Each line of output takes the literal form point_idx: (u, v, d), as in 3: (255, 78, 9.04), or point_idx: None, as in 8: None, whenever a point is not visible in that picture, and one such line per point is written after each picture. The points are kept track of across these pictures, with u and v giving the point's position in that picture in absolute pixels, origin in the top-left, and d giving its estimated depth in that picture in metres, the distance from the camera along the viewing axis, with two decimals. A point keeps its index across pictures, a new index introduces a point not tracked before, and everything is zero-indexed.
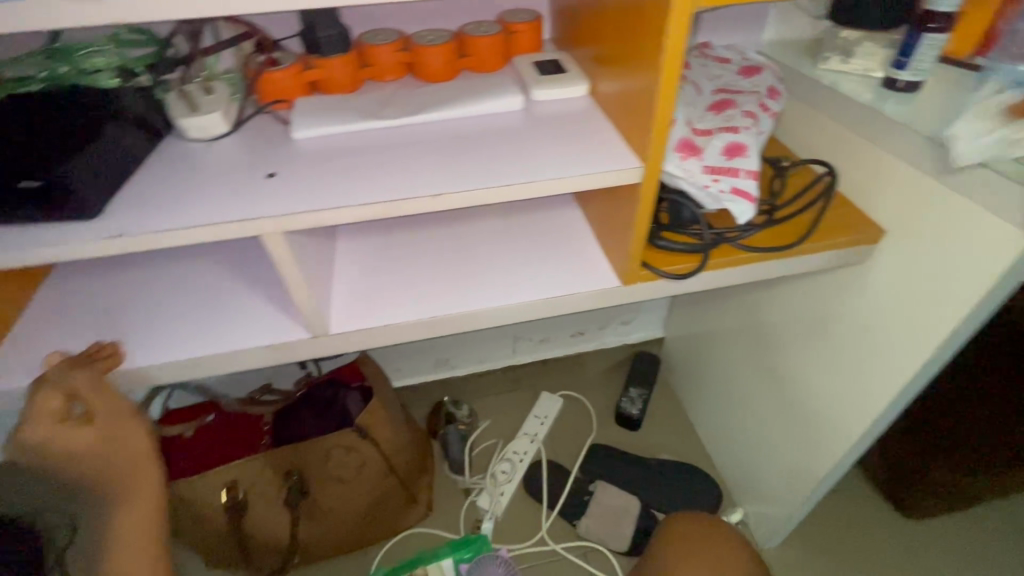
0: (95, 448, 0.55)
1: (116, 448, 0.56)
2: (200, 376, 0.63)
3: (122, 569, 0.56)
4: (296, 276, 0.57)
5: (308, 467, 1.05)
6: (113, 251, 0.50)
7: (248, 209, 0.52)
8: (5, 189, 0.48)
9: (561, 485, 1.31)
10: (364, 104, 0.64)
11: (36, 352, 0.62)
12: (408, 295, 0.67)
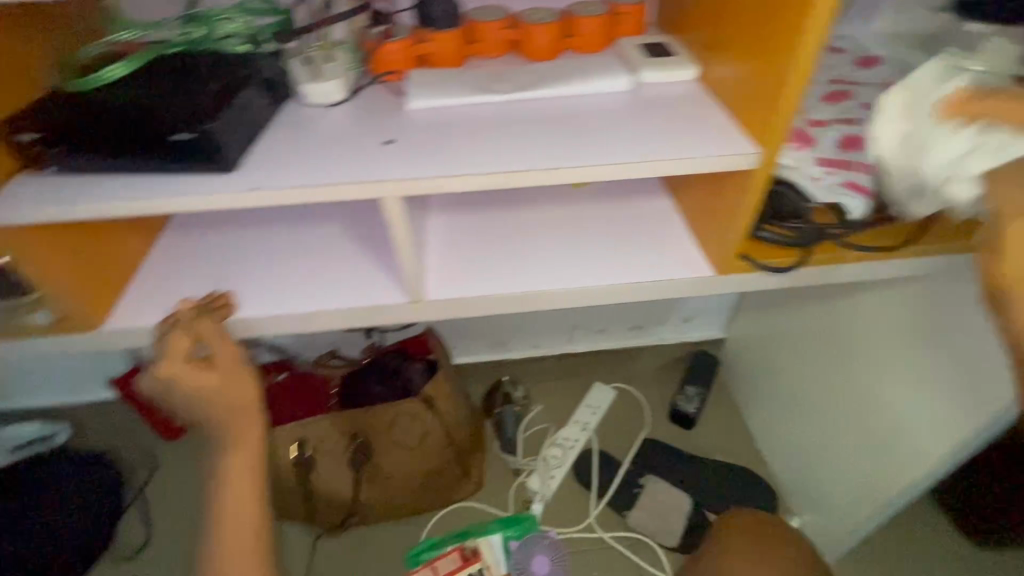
0: (214, 391, 0.59)
1: (230, 390, 0.61)
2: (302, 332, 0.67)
3: (234, 496, 0.63)
4: (405, 241, 0.59)
5: (374, 431, 1.10)
6: (247, 204, 0.53)
7: (372, 172, 0.54)
8: (158, 139, 0.52)
9: (611, 475, 1.31)
10: (473, 78, 0.65)
11: (160, 296, 0.68)
12: (500, 270, 0.68)
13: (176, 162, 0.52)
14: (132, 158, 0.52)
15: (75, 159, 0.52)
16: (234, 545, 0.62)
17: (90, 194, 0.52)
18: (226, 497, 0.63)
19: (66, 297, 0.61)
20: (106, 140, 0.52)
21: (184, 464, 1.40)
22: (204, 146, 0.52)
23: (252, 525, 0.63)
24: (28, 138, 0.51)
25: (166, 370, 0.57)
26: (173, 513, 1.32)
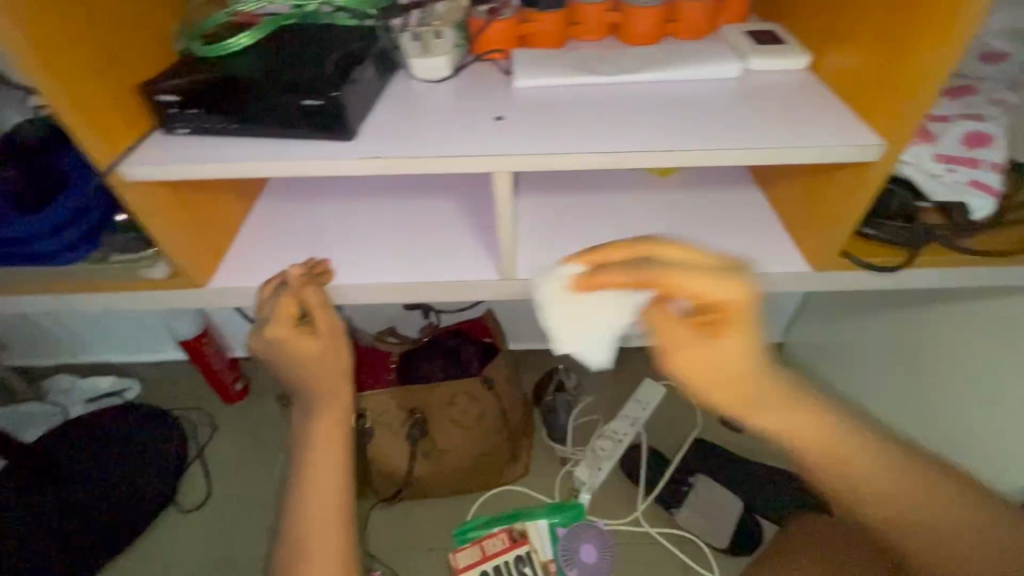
0: (317, 356, 0.62)
1: (328, 356, 0.63)
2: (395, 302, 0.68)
3: (319, 461, 0.64)
4: (505, 210, 0.58)
5: (433, 409, 1.12)
6: (366, 171, 0.54)
7: (488, 147, 0.54)
8: (288, 102, 0.53)
9: (660, 472, 1.30)
10: (577, 60, 0.65)
11: (260, 259, 0.70)
12: (588, 253, 0.68)
13: (299, 127, 0.54)
14: (259, 122, 0.54)
15: (206, 122, 0.54)
16: (320, 502, 0.62)
17: (217, 154, 0.53)
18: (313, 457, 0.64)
19: (179, 255, 0.63)
20: (236, 104, 0.53)
21: (241, 427, 1.46)
22: (326, 114, 0.53)
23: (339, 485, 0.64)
24: (168, 99, 0.54)
25: (274, 332, 0.60)
26: (231, 473, 1.38)
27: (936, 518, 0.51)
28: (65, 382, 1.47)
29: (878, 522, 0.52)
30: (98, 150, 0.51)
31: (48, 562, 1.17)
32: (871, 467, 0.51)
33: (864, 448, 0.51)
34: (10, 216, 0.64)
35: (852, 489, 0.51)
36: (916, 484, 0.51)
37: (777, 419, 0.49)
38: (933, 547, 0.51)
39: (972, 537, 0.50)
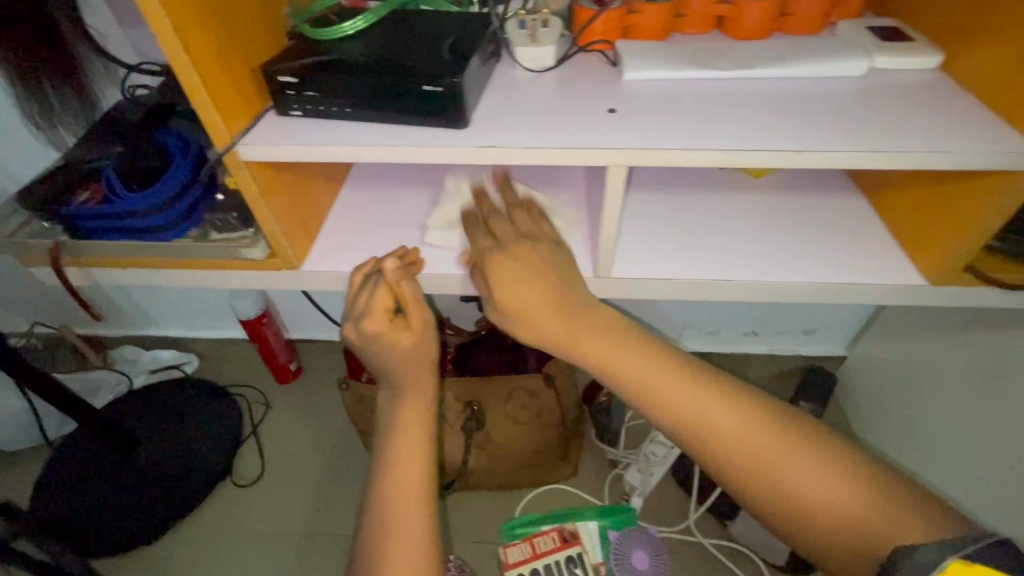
0: (410, 350, 0.62)
1: (419, 347, 0.63)
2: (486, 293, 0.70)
3: (403, 452, 0.63)
4: (612, 211, 0.59)
5: (490, 403, 1.11)
6: (478, 160, 0.54)
7: (605, 140, 0.54)
8: (402, 86, 0.52)
9: (713, 482, 1.24)
10: (686, 53, 0.63)
11: (352, 247, 0.71)
12: (683, 255, 0.67)
13: (415, 113, 0.53)
14: (372, 108, 0.54)
15: (321, 104, 0.54)
16: (403, 493, 0.61)
17: (334, 136, 0.54)
18: (398, 444, 0.63)
19: (280, 237, 0.63)
20: (351, 87, 0.53)
21: (293, 406, 1.48)
22: (442, 101, 0.52)
23: (421, 476, 0.63)
24: (287, 80, 0.53)
25: (371, 326, 0.61)
26: (283, 450, 1.40)
27: (801, 476, 0.48)
28: (130, 353, 1.52)
29: (738, 480, 0.51)
30: (217, 130, 0.52)
31: (117, 525, 1.23)
32: (721, 416, 0.51)
33: (711, 395, 0.52)
34: (119, 191, 0.66)
35: (707, 443, 0.51)
36: (773, 438, 0.50)
37: (606, 353, 0.54)
38: (800, 508, 0.48)
39: (837, 495, 0.48)
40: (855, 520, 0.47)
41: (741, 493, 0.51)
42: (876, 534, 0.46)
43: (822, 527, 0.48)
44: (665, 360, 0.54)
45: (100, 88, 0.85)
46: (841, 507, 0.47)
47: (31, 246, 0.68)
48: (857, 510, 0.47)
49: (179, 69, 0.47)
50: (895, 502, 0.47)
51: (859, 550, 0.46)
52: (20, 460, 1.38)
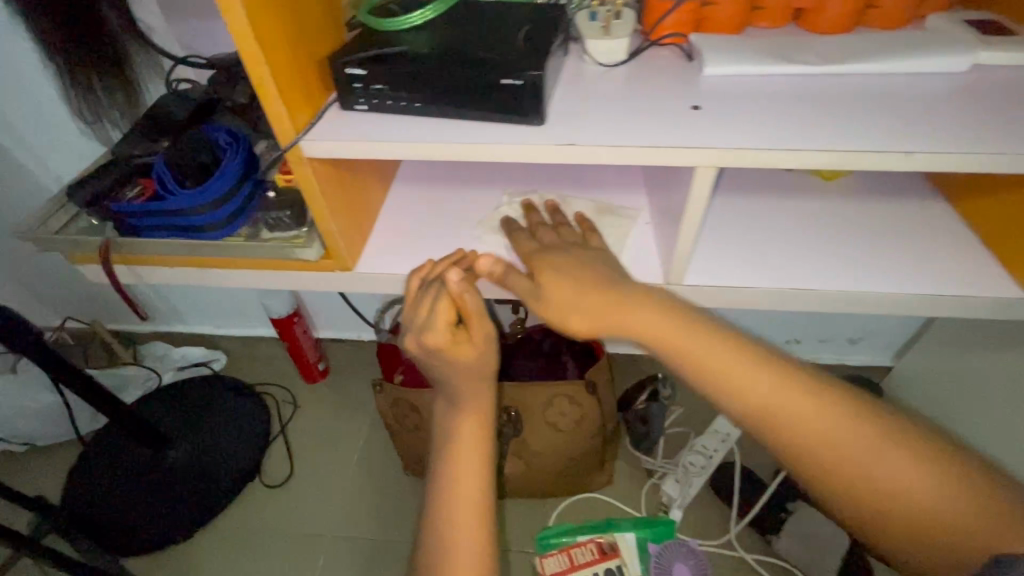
0: (471, 363, 0.61)
1: (479, 358, 0.61)
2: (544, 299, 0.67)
3: (460, 462, 0.61)
4: (694, 218, 0.55)
5: (529, 410, 1.08)
6: (556, 158, 0.50)
7: (693, 139, 0.50)
8: (476, 79, 0.49)
9: (755, 495, 1.20)
10: (768, 47, 0.59)
11: (407, 248, 0.69)
12: (755, 262, 0.64)
13: (489, 108, 0.50)
14: (443, 102, 0.51)
15: (388, 98, 0.51)
16: (464, 502, 0.60)
17: (401, 132, 0.51)
18: (456, 454, 0.62)
19: (336, 237, 0.61)
20: (423, 80, 0.50)
21: (321, 406, 1.45)
22: (522, 96, 0.49)
23: (477, 488, 0.61)
24: (354, 73, 0.51)
25: (432, 339, 0.59)
26: (312, 450, 1.38)
27: (883, 472, 0.46)
28: (159, 350, 1.51)
29: (816, 478, 0.48)
30: (282, 126, 0.50)
31: (149, 522, 1.23)
32: (798, 409, 0.48)
33: (785, 387, 0.49)
34: (171, 187, 0.63)
35: (782, 435, 0.49)
36: (855, 432, 0.47)
37: (671, 344, 0.52)
38: (883, 503, 0.46)
39: (925, 493, 0.45)
40: (944, 519, 0.44)
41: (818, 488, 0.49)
42: (962, 533, 0.44)
43: (904, 523, 0.46)
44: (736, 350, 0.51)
45: (146, 80, 0.83)
46: (928, 505, 0.45)
47: (81, 242, 0.66)
48: (946, 509, 0.45)
49: (252, 66, 0.45)
50: (987, 501, 0.44)
51: (942, 547, 0.45)
52: (52, 455, 1.37)
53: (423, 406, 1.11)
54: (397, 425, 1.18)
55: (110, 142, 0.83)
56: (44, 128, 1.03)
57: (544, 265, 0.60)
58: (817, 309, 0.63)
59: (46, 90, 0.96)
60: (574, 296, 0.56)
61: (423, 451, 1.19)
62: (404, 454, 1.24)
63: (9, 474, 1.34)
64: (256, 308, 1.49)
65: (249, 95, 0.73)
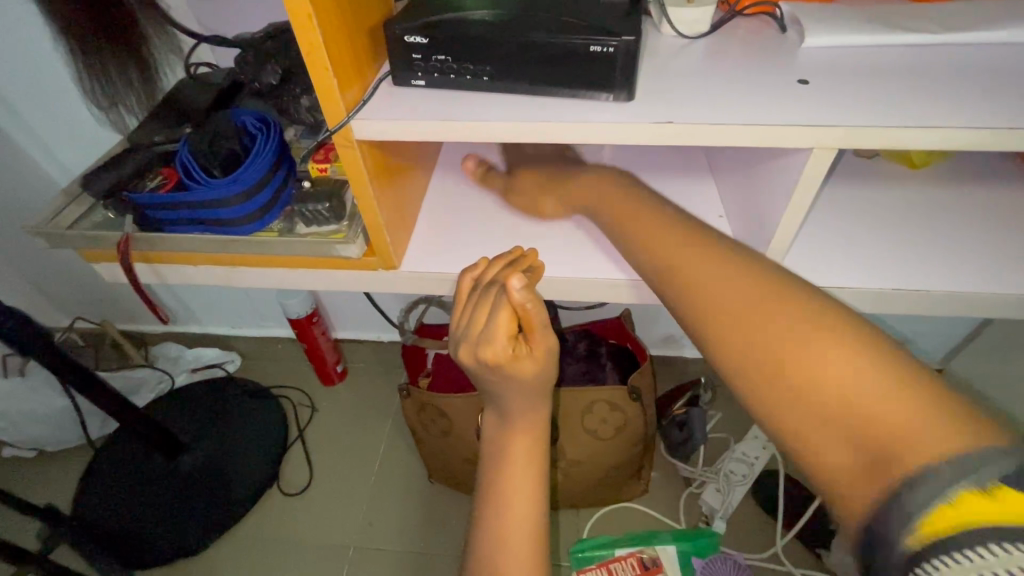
0: (532, 381, 0.53)
1: (539, 376, 0.54)
2: (607, 300, 0.62)
3: (516, 486, 0.55)
4: (799, 211, 0.48)
5: (567, 417, 1.01)
6: (650, 138, 0.44)
7: (809, 115, 0.43)
8: (557, 45, 0.42)
9: (801, 506, 1.14)
10: (869, 16, 0.52)
11: (455, 247, 0.63)
12: (847, 259, 0.57)
13: (571, 81, 0.44)
14: (519, 75, 0.44)
15: (451, 71, 0.45)
16: (518, 526, 0.53)
17: (469, 110, 0.45)
18: (515, 478, 0.55)
19: (384, 234, 0.55)
20: (494, 47, 0.43)
21: (339, 410, 1.39)
22: (610, 66, 0.42)
23: (534, 511, 0.55)
24: (415, 41, 0.44)
25: (494, 352, 0.51)
26: (331, 456, 1.32)
27: (799, 343, 0.35)
28: (172, 351, 1.45)
29: (721, 351, 0.39)
30: (329, 104, 0.43)
31: (162, 533, 1.17)
32: (723, 277, 0.41)
33: (719, 259, 0.42)
34: (197, 175, 0.57)
35: (699, 302, 0.41)
36: (776, 300, 0.38)
37: (635, 221, 0.49)
38: (807, 404, 0.34)
39: (843, 372, 0.33)
40: (864, 408, 0.32)
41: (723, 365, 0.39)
42: (884, 430, 0.31)
43: (809, 410, 0.34)
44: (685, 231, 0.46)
45: (164, 63, 0.76)
46: (846, 389, 0.33)
47: (97, 237, 0.60)
48: (866, 395, 0.32)
49: (305, 39, 0.39)
50: (933, 398, 0.31)
51: (854, 448, 0.32)
52: (62, 460, 1.32)
53: (455, 412, 1.05)
54: (424, 432, 1.12)
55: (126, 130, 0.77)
56: (54, 118, 0.97)
57: (524, 164, 0.64)
58: (922, 311, 0.56)
59: (59, 77, 0.90)
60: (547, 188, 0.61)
61: (451, 460, 1.13)
62: (431, 463, 1.18)
63: (18, 480, 1.28)
64: (272, 307, 1.43)
65: (280, 75, 0.65)
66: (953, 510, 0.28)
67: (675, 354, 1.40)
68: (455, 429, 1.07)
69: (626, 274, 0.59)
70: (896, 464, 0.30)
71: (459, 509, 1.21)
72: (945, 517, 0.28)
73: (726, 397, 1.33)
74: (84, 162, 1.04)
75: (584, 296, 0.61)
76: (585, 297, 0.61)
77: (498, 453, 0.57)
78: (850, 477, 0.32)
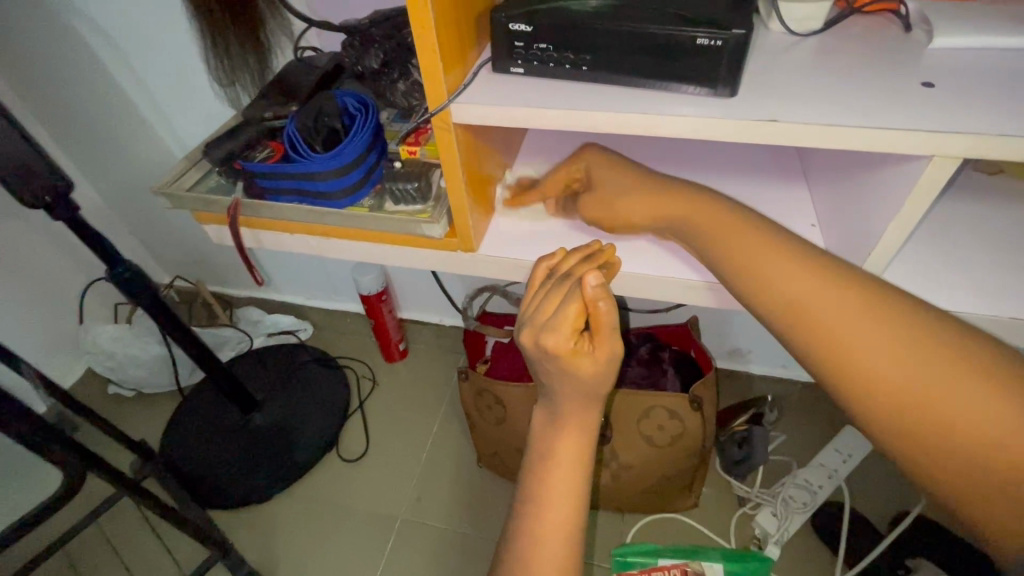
0: (591, 378, 0.51)
1: (601, 376, 0.51)
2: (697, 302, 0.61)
3: (559, 478, 0.54)
4: (909, 218, 0.45)
5: (623, 419, 0.99)
6: (752, 134, 0.43)
7: (932, 118, 0.41)
8: (660, 37, 0.43)
9: (867, 545, 1.06)
10: (1003, 15, 0.48)
11: (533, 237, 0.63)
12: (960, 281, 0.53)
13: (670, 78, 0.45)
14: (616, 67, 0.46)
15: (551, 60, 0.47)
16: (555, 517, 0.53)
17: (561, 98, 0.47)
18: (559, 469, 0.54)
19: (467, 215, 0.57)
20: (596, 37, 0.45)
21: (397, 385, 1.45)
22: (717, 59, 0.43)
23: (569, 506, 0.54)
24: (518, 29, 0.46)
25: (547, 342, 0.49)
26: (389, 429, 1.37)
27: (953, 404, 0.37)
28: (253, 314, 1.57)
29: (865, 401, 0.40)
30: (433, 89, 0.47)
31: (230, 482, 1.26)
32: (881, 336, 0.40)
33: (862, 306, 0.41)
34: (301, 150, 0.61)
35: (847, 361, 0.41)
36: (921, 356, 0.38)
37: None
38: (944, 444, 0.37)
39: (999, 430, 0.35)
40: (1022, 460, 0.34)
41: (869, 417, 0.40)
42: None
43: (961, 462, 0.36)
44: (838, 280, 0.44)
45: (277, 45, 0.82)
46: (961, 430, 0.36)
47: (210, 201, 0.66)
48: (1010, 442, 0.35)
49: (418, 21, 0.42)
50: None
51: (968, 476, 0.36)
52: (155, 402, 1.46)
53: (509, 400, 1.06)
54: (479, 418, 1.14)
55: (240, 107, 0.84)
56: (172, 90, 1.06)
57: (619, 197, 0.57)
58: None
59: (185, 54, 0.99)
60: (618, 177, 0.59)
61: (500, 447, 1.15)
62: (480, 447, 1.21)
63: (115, 416, 1.44)
64: (345, 282, 1.50)
65: (382, 60, 0.67)
66: None
67: (740, 369, 1.35)
68: (509, 417, 1.08)
69: (704, 277, 0.58)
70: None
71: (505, 496, 1.23)
72: None
73: (796, 419, 1.26)
74: (191, 132, 1.14)
75: (660, 295, 0.61)
76: (659, 297, 0.61)
77: (543, 445, 0.56)
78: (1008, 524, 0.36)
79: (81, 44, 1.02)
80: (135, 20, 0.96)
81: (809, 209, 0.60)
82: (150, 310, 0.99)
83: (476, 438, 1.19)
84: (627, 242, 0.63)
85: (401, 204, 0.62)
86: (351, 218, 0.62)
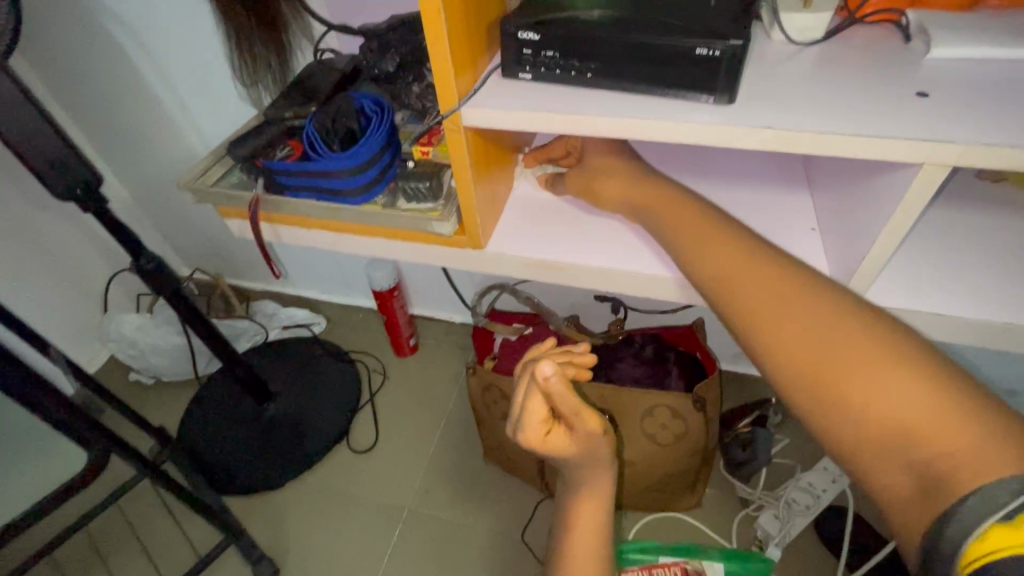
0: (577, 452, 0.52)
1: (578, 447, 0.52)
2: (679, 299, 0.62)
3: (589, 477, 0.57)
4: (902, 224, 0.46)
5: (626, 417, 1.01)
6: (748, 139, 0.45)
7: (923, 127, 0.42)
8: (660, 46, 0.45)
9: (869, 549, 1.06)
10: (1003, 27, 0.49)
11: (538, 239, 0.65)
12: (953, 287, 0.54)
13: (671, 84, 0.47)
14: (619, 74, 0.48)
15: (558, 67, 0.49)
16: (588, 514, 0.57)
17: (568, 104, 0.49)
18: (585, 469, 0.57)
19: (476, 212, 0.59)
20: (602, 46, 0.47)
21: (407, 380, 1.48)
22: (716, 68, 0.44)
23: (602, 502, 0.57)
24: (527, 37, 0.48)
25: (522, 440, 0.50)
26: (398, 422, 1.40)
27: (871, 384, 0.38)
28: (269, 307, 1.61)
29: (791, 378, 0.41)
30: (445, 93, 0.49)
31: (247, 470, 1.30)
32: (814, 319, 0.42)
33: (801, 292, 0.44)
34: (319, 149, 0.64)
35: (782, 340, 0.42)
36: (851, 339, 0.40)
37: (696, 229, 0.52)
38: (860, 422, 0.38)
39: (912, 411, 0.36)
40: (930, 443, 0.35)
41: (795, 395, 0.41)
42: (936, 460, 0.35)
43: (875, 444, 0.37)
44: (787, 269, 0.46)
45: (298, 47, 0.85)
46: (876, 409, 0.37)
47: (233, 196, 0.69)
48: (918, 422, 0.35)
49: (431, 27, 0.45)
50: (987, 433, 0.34)
51: (881, 457, 0.37)
52: (174, 390, 1.51)
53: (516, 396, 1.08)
54: (485, 412, 1.16)
55: (261, 106, 0.88)
56: (197, 89, 1.10)
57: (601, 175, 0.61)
58: None
59: (209, 54, 1.03)
60: (619, 173, 0.60)
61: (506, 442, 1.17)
62: (487, 441, 1.23)
63: (136, 402, 1.49)
64: (359, 277, 1.54)
65: (398, 64, 0.71)
66: (998, 536, 0.31)
67: (745, 372, 1.35)
68: None
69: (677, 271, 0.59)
70: (954, 486, 0.33)
71: (510, 491, 1.26)
72: (994, 543, 0.31)
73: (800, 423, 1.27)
74: (213, 129, 1.18)
75: (663, 294, 0.62)
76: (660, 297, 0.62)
77: None
78: (914, 509, 0.35)
79: (111, 44, 1.06)
80: (163, 22, 1.00)
81: (809, 214, 0.61)
82: (172, 300, 1.03)
83: (483, 432, 1.22)
84: (608, 223, 0.67)
85: (415, 202, 0.64)
86: (367, 215, 0.65)
